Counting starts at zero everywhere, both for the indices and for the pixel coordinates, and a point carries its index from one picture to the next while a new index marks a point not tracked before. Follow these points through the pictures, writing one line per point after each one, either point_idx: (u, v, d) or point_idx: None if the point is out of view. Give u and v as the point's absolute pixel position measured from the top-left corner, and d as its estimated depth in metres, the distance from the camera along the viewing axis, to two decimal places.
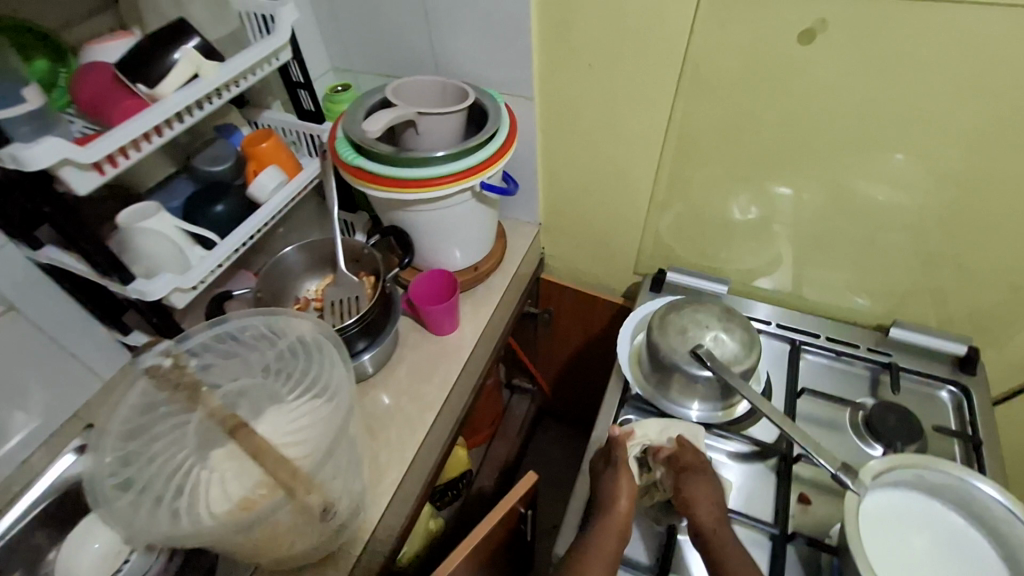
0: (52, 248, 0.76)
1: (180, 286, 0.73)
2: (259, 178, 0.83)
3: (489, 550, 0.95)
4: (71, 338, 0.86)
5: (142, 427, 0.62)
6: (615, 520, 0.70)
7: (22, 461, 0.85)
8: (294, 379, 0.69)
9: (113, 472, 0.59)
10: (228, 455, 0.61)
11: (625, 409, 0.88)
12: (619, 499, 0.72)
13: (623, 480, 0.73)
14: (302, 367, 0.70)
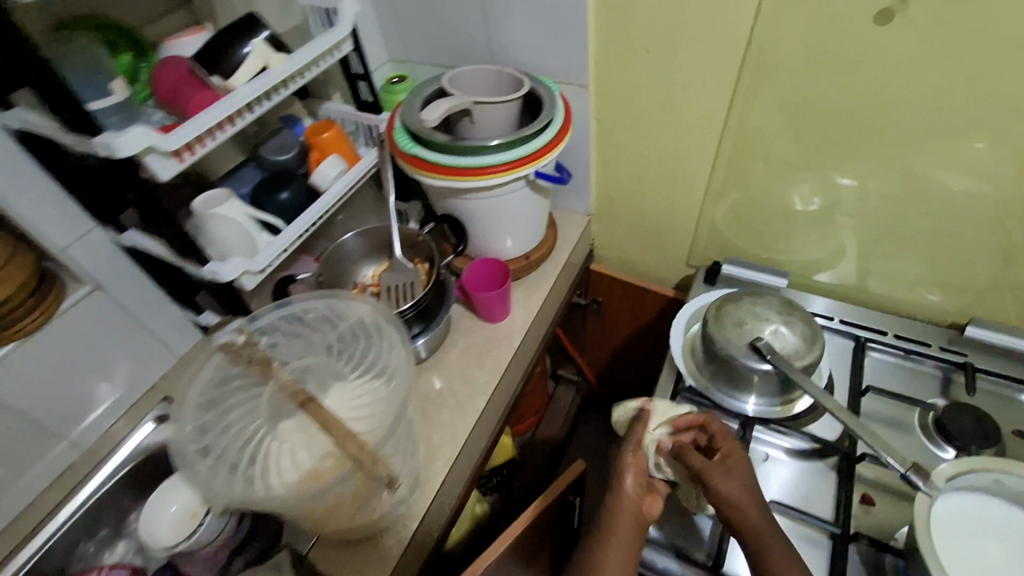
0: (133, 232, 0.81)
1: (248, 270, 0.76)
2: (322, 168, 0.86)
3: (536, 537, 0.96)
4: (149, 316, 0.92)
5: (218, 399, 0.65)
6: (627, 506, 0.68)
7: (109, 426, 0.93)
8: (356, 359, 0.70)
9: (193, 440, 0.63)
10: (296, 427, 0.63)
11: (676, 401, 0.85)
12: (625, 478, 0.71)
13: (631, 459, 0.72)
14: (363, 349, 0.71)
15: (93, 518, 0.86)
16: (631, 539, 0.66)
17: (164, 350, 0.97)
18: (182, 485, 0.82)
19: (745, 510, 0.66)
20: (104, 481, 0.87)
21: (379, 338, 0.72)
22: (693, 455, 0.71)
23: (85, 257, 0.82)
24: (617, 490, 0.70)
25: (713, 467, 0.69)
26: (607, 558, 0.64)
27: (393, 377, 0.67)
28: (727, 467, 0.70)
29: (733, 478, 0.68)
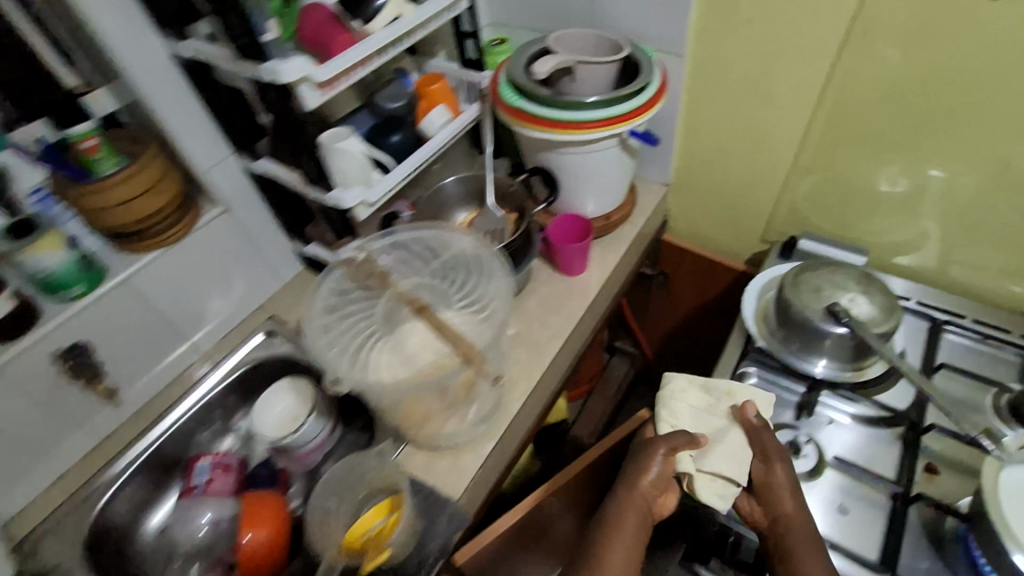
0: (266, 160, 0.91)
1: (366, 200, 0.85)
2: (430, 116, 0.93)
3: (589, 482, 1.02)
4: (265, 241, 1.03)
5: (340, 305, 0.74)
6: (636, 501, 0.74)
7: (222, 335, 1.03)
8: (462, 285, 0.78)
9: (318, 336, 0.72)
10: (408, 331, 0.71)
11: (745, 362, 0.89)
12: (649, 472, 0.75)
13: (658, 457, 0.76)
14: (464, 276, 0.79)
15: (206, 413, 0.96)
16: (634, 535, 0.73)
17: (272, 273, 1.07)
18: (287, 390, 0.95)
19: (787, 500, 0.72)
20: (220, 381, 0.97)
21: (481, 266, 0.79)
22: (766, 436, 0.76)
23: (221, 180, 0.92)
24: (631, 484, 0.75)
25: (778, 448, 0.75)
26: (610, 549, 0.72)
27: (492, 301, 0.74)
28: (782, 454, 0.75)
29: (786, 467, 0.74)
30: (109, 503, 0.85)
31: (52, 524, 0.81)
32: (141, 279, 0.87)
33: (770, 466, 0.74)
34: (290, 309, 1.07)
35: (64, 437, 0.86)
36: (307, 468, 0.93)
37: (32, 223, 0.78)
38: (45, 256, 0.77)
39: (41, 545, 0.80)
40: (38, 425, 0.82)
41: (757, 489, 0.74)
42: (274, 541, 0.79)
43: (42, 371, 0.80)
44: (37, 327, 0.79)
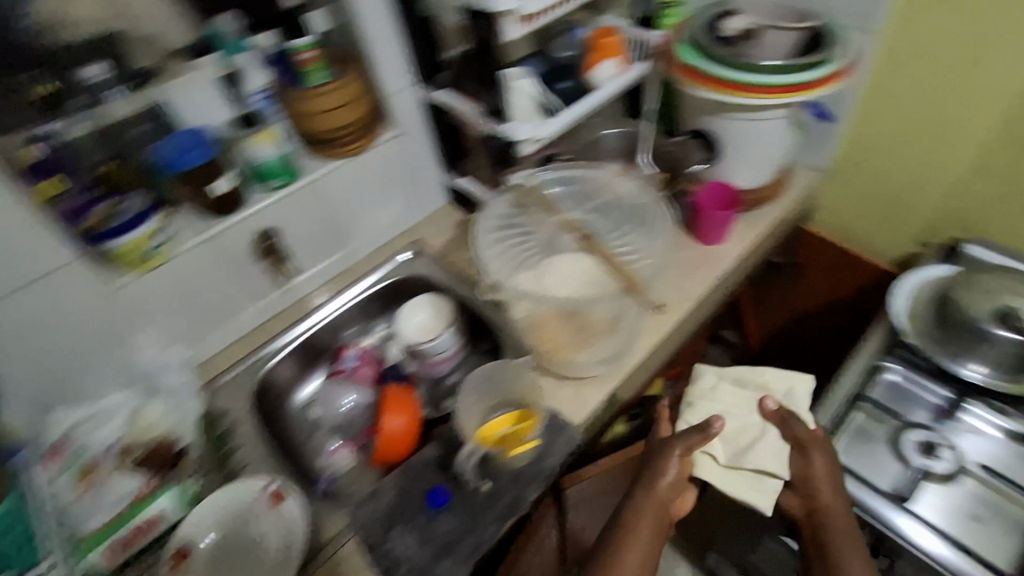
0: (444, 91, 0.99)
1: (534, 137, 0.88)
2: (600, 67, 0.96)
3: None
4: (422, 169, 1.12)
5: None
6: (649, 503, 0.76)
7: (375, 248, 1.14)
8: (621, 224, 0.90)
9: None
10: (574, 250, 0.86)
11: (888, 356, 0.88)
12: (666, 472, 0.77)
13: (675, 458, 0.78)
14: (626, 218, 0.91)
15: (355, 312, 1.08)
16: (650, 538, 0.73)
17: (423, 200, 1.17)
18: (427, 305, 1.05)
19: (824, 489, 0.74)
20: (370, 287, 1.08)
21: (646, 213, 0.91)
22: (796, 424, 0.79)
23: (401, 106, 1.01)
24: (651, 486, 0.76)
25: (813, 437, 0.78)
26: (627, 551, 0.72)
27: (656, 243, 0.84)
28: (819, 445, 0.78)
29: (824, 459, 0.76)
30: (271, 371, 0.98)
31: (228, 379, 0.95)
32: (325, 182, 0.98)
33: (806, 454, 0.77)
34: (433, 236, 1.16)
35: (245, 309, 0.99)
36: (432, 376, 1.02)
37: (255, 117, 0.90)
38: (261, 147, 0.88)
39: (218, 393, 0.94)
40: (228, 294, 0.95)
41: (796, 482, 0.77)
42: (410, 424, 0.88)
43: (242, 248, 0.92)
44: (241, 209, 0.90)
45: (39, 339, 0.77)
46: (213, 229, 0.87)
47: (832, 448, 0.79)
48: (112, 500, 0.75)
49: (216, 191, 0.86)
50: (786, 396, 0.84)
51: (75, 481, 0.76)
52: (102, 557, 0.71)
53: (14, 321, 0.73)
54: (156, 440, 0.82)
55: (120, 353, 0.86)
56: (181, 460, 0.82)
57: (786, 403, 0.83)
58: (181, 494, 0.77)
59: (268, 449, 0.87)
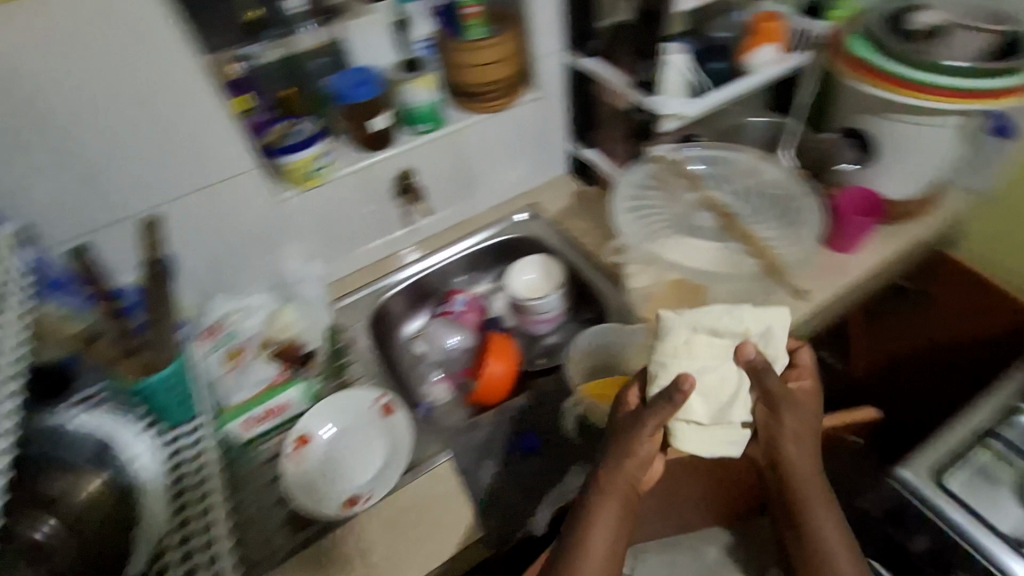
0: (590, 60, 0.99)
1: (680, 114, 0.87)
2: (758, 53, 0.93)
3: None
4: (553, 134, 1.15)
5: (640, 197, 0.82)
6: (614, 499, 0.66)
7: (495, 205, 1.18)
8: (763, 209, 0.83)
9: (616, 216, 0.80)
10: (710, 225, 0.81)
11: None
12: (636, 452, 0.65)
13: (646, 439, 0.64)
14: (768, 205, 0.83)
15: (470, 261, 1.14)
16: (617, 522, 0.66)
17: (547, 167, 1.20)
18: (538, 264, 1.09)
19: (793, 453, 0.68)
20: (487, 240, 1.14)
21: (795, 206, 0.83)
22: (771, 377, 0.63)
23: (547, 71, 1.04)
24: (617, 468, 0.65)
25: (785, 394, 0.65)
26: (590, 537, 0.66)
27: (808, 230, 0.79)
28: (796, 402, 0.67)
29: (795, 416, 0.67)
30: (388, 301, 1.07)
31: (352, 301, 1.05)
32: (466, 132, 1.03)
33: (780, 416, 0.66)
34: (551, 201, 1.18)
35: (374, 240, 1.07)
36: (531, 334, 1.07)
37: (416, 62, 0.96)
38: (416, 91, 0.95)
39: (340, 312, 1.03)
40: (363, 224, 1.03)
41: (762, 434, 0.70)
42: (508, 369, 0.94)
43: (385, 183, 1.00)
44: (391, 147, 0.97)
45: (215, 235, 0.88)
46: (366, 160, 0.96)
47: (812, 398, 0.69)
48: (253, 380, 0.85)
49: (373, 127, 0.93)
50: (765, 335, 0.65)
51: (224, 360, 0.86)
52: (236, 428, 0.80)
53: (200, 215, 0.85)
54: (288, 341, 0.91)
55: (271, 260, 0.97)
56: (310, 361, 0.91)
57: (763, 346, 0.65)
58: (305, 390, 0.87)
59: (379, 369, 0.96)
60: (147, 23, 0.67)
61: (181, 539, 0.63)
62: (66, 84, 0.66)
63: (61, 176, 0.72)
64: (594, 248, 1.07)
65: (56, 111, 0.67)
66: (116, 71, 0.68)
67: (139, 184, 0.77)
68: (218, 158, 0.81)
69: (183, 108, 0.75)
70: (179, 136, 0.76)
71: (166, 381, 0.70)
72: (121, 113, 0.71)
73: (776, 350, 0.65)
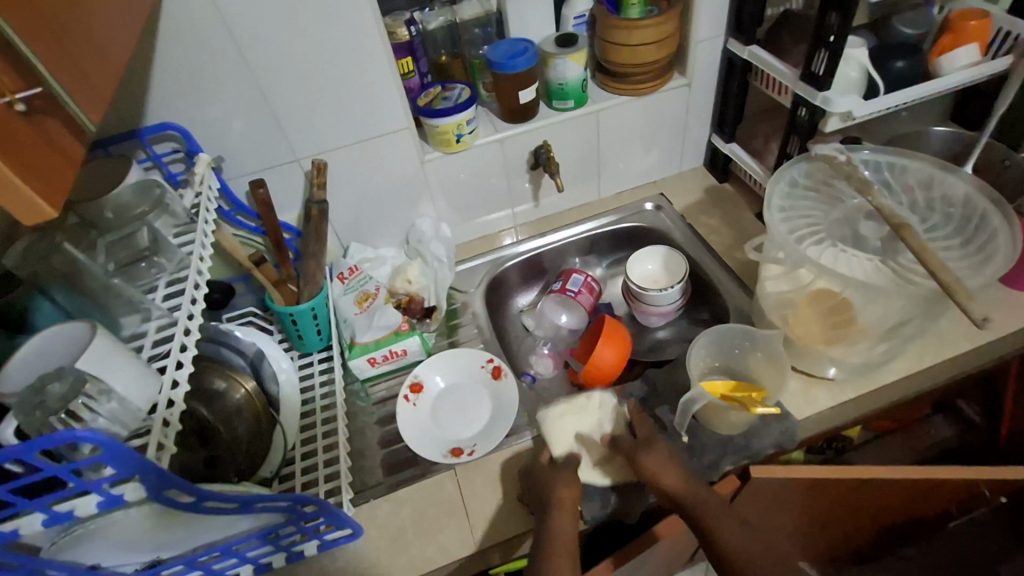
0: (756, 47, 0.93)
1: (851, 113, 0.80)
2: (954, 53, 0.84)
3: (902, 499, 0.86)
4: (694, 125, 1.10)
5: (791, 196, 0.77)
6: (563, 518, 0.65)
7: (622, 192, 1.17)
8: (935, 224, 0.74)
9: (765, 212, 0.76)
10: (871, 236, 0.74)
11: None
12: (560, 494, 0.67)
13: (561, 478, 0.68)
14: (943, 221, 0.74)
15: (589, 244, 1.14)
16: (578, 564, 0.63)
17: (682, 159, 1.16)
18: (663, 255, 1.04)
19: (672, 482, 0.67)
20: (608, 225, 1.13)
21: (979, 224, 0.72)
22: (621, 438, 0.73)
23: (703, 56, 0.99)
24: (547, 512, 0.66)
25: (635, 443, 0.71)
26: None
27: (993, 254, 0.68)
28: (652, 444, 0.71)
29: (658, 452, 0.69)
30: (504, 272, 1.10)
31: (472, 267, 1.08)
32: (608, 113, 1.02)
33: (641, 456, 0.70)
34: (680, 195, 1.14)
35: (500, 211, 1.10)
36: (642, 323, 1.05)
37: (572, 37, 0.96)
38: (569, 67, 0.94)
39: (458, 276, 1.08)
40: (495, 193, 1.06)
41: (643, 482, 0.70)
42: (620, 358, 0.92)
43: (520, 156, 1.02)
44: (532, 121, 0.99)
45: (364, 186, 0.95)
46: (507, 132, 0.98)
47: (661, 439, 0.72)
48: (379, 324, 0.88)
49: (521, 98, 0.95)
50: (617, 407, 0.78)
51: (354, 301, 0.90)
52: (362, 363, 0.87)
53: (355, 166, 0.91)
54: (412, 294, 0.97)
55: (407, 216, 1.02)
56: (431, 314, 0.97)
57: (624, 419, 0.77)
58: (424, 342, 0.90)
59: (489, 335, 0.99)
60: None
61: (306, 452, 0.73)
62: (272, 35, 0.74)
63: (254, 117, 0.80)
64: (722, 249, 1.02)
65: (262, 58, 0.76)
66: (313, 24, 0.75)
67: (312, 129, 0.84)
68: (382, 113, 0.87)
69: (361, 64, 0.81)
70: (353, 90, 0.83)
71: (307, 312, 0.81)
72: (309, 66, 0.78)
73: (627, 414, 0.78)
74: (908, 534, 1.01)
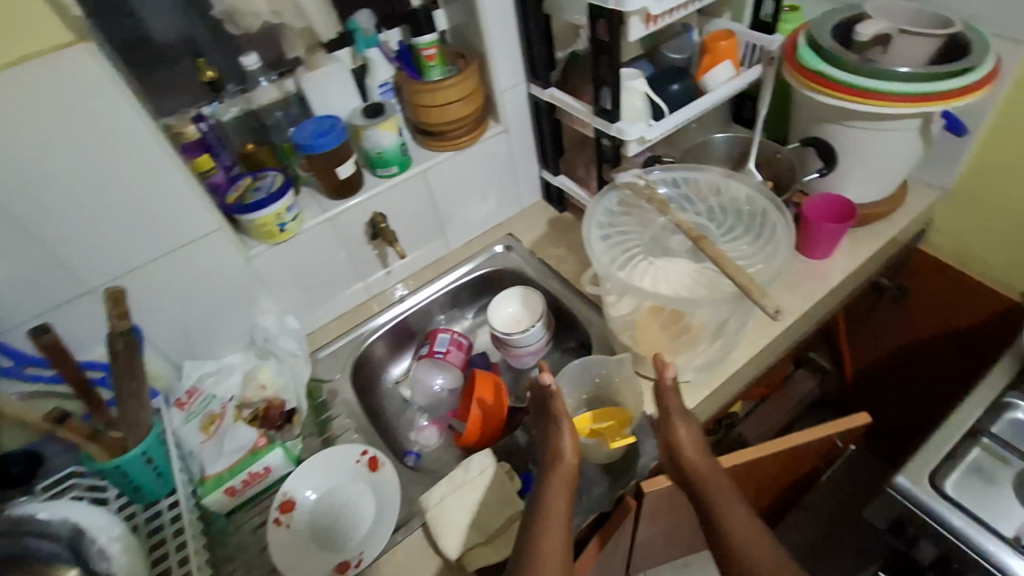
0: (554, 89, 0.99)
1: (642, 138, 0.88)
2: (714, 71, 0.95)
3: (777, 469, 0.94)
4: (521, 165, 1.15)
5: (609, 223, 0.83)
6: (560, 481, 0.71)
7: (471, 239, 1.18)
8: (727, 223, 0.85)
9: (590, 243, 0.80)
10: (684, 245, 0.83)
11: (943, 499, 0.75)
12: (568, 443, 0.73)
13: (568, 431, 0.74)
14: (731, 221, 0.85)
15: (452, 298, 1.13)
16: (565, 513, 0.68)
17: (520, 197, 1.20)
18: (517, 296, 1.06)
19: (691, 451, 0.72)
20: (464, 276, 1.12)
21: (764, 221, 0.83)
22: (670, 391, 0.73)
23: (510, 104, 1.04)
24: (554, 462, 0.72)
25: (675, 403, 0.73)
26: (544, 549, 0.65)
27: (777, 246, 0.78)
28: (687, 413, 0.74)
29: (688, 424, 0.73)
30: (369, 347, 1.05)
31: (331, 352, 1.02)
32: (434, 170, 1.03)
33: (672, 419, 0.73)
34: (526, 231, 1.18)
35: (352, 286, 1.06)
36: (518, 367, 1.05)
37: (379, 106, 0.96)
38: (382, 135, 0.93)
39: (320, 363, 1.01)
40: (340, 271, 1.02)
41: (662, 446, 0.75)
42: (498, 409, 0.91)
43: (356, 229, 0.99)
44: (360, 193, 0.97)
45: (184, 298, 0.86)
46: (335, 210, 0.95)
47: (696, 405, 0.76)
48: (231, 448, 0.80)
49: (342, 174, 0.92)
50: (492, 477, 0.77)
51: (201, 429, 0.83)
52: (220, 498, 0.78)
53: (169, 280, 0.83)
54: (266, 402, 0.87)
55: (247, 315, 0.94)
56: (292, 419, 0.87)
57: (504, 484, 0.76)
58: (289, 452, 0.82)
59: (364, 421, 0.93)
60: (107, 105, 0.66)
61: None
62: (21, 164, 0.64)
63: (20, 255, 0.70)
64: (571, 277, 1.07)
65: (9, 191, 0.65)
66: (72, 147, 0.67)
67: (102, 254, 0.75)
68: (182, 221, 0.79)
69: (145, 177, 0.73)
70: (143, 201, 0.75)
71: (138, 459, 0.70)
72: (82, 187, 0.69)
73: (504, 480, 0.76)
74: (795, 493, 1.10)
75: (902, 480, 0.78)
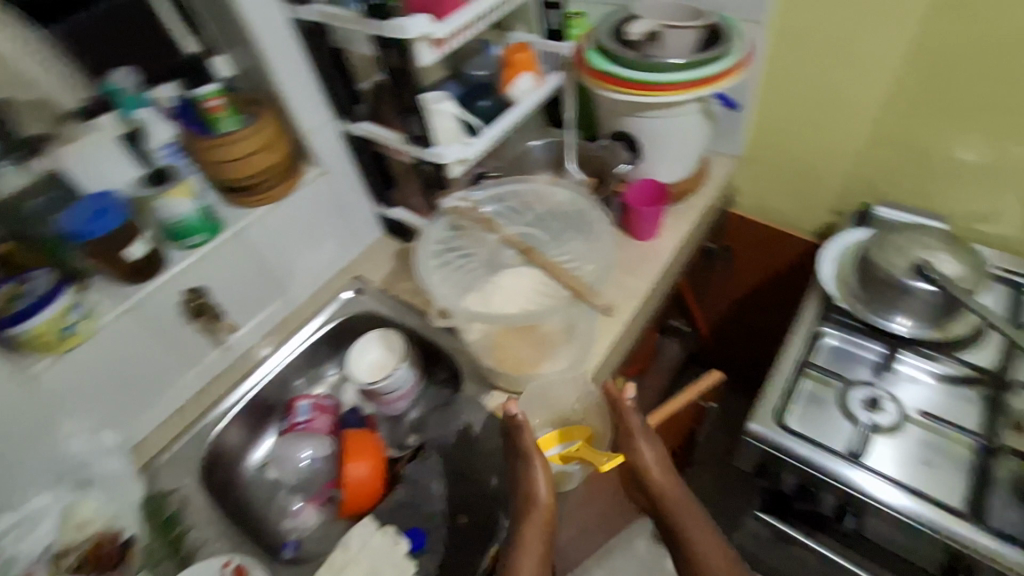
0: (366, 123, 0.96)
1: (462, 159, 0.87)
2: (516, 82, 0.97)
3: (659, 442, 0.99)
4: (352, 203, 1.09)
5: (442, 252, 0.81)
6: (536, 522, 0.73)
7: (313, 291, 1.09)
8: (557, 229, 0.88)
9: (426, 277, 0.78)
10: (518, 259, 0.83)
11: (787, 432, 0.84)
12: (541, 487, 0.74)
13: (541, 469, 0.74)
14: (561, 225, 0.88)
15: (304, 359, 1.04)
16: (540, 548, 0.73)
17: (360, 236, 1.14)
18: (374, 342, 1.00)
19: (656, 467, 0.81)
20: (315, 332, 1.04)
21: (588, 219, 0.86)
22: (633, 415, 0.79)
23: (323, 144, 0.98)
24: (530, 501, 0.74)
25: (639, 429, 0.80)
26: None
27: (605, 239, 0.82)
28: (648, 432, 0.81)
29: (650, 443, 0.81)
30: (218, 438, 0.92)
31: (169, 457, 0.88)
32: (249, 229, 0.93)
33: (638, 442, 0.80)
34: (373, 270, 1.12)
35: (180, 377, 0.92)
36: (393, 413, 0.99)
37: (164, 173, 0.87)
38: (173, 203, 0.84)
39: (158, 474, 0.87)
40: (159, 364, 0.88)
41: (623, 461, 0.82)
42: (377, 467, 0.85)
43: (168, 312, 0.86)
44: (164, 271, 0.85)
45: None
46: (134, 297, 0.82)
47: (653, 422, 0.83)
48: None
49: (132, 256, 0.80)
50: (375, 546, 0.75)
51: None
52: None
53: None
54: (93, 539, 0.76)
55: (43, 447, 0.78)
56: (129, 553, 0.77)
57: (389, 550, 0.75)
58: None
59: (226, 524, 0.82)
60: None
61: None
62: None
63: None
64: (427, 307, 1.03)
65: None
66: None
67: None
68: None
69: None
70: None
71: None
72: None
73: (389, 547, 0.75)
74: (682, 457, 1.17)
75: (754, 428, 0.85)
